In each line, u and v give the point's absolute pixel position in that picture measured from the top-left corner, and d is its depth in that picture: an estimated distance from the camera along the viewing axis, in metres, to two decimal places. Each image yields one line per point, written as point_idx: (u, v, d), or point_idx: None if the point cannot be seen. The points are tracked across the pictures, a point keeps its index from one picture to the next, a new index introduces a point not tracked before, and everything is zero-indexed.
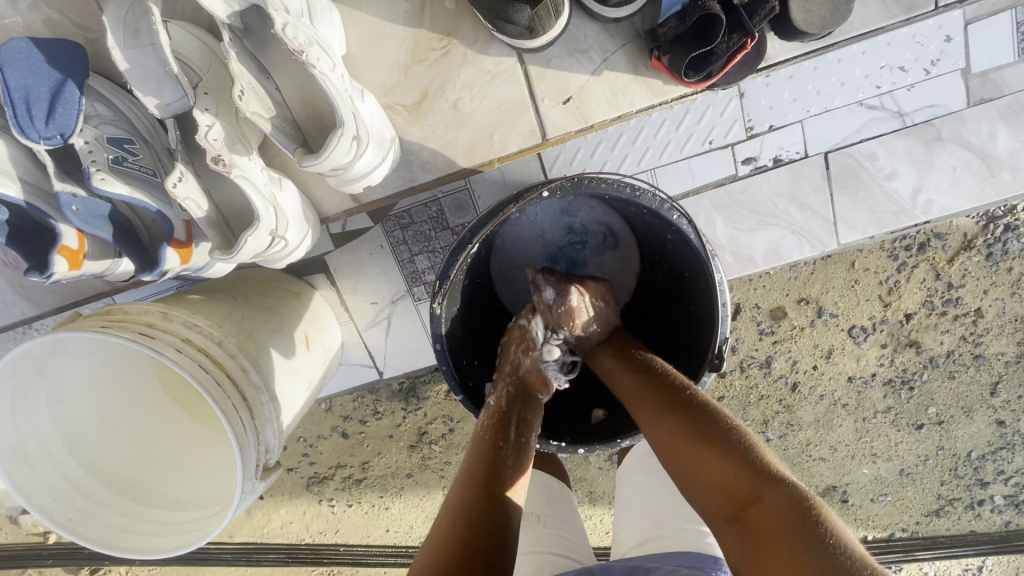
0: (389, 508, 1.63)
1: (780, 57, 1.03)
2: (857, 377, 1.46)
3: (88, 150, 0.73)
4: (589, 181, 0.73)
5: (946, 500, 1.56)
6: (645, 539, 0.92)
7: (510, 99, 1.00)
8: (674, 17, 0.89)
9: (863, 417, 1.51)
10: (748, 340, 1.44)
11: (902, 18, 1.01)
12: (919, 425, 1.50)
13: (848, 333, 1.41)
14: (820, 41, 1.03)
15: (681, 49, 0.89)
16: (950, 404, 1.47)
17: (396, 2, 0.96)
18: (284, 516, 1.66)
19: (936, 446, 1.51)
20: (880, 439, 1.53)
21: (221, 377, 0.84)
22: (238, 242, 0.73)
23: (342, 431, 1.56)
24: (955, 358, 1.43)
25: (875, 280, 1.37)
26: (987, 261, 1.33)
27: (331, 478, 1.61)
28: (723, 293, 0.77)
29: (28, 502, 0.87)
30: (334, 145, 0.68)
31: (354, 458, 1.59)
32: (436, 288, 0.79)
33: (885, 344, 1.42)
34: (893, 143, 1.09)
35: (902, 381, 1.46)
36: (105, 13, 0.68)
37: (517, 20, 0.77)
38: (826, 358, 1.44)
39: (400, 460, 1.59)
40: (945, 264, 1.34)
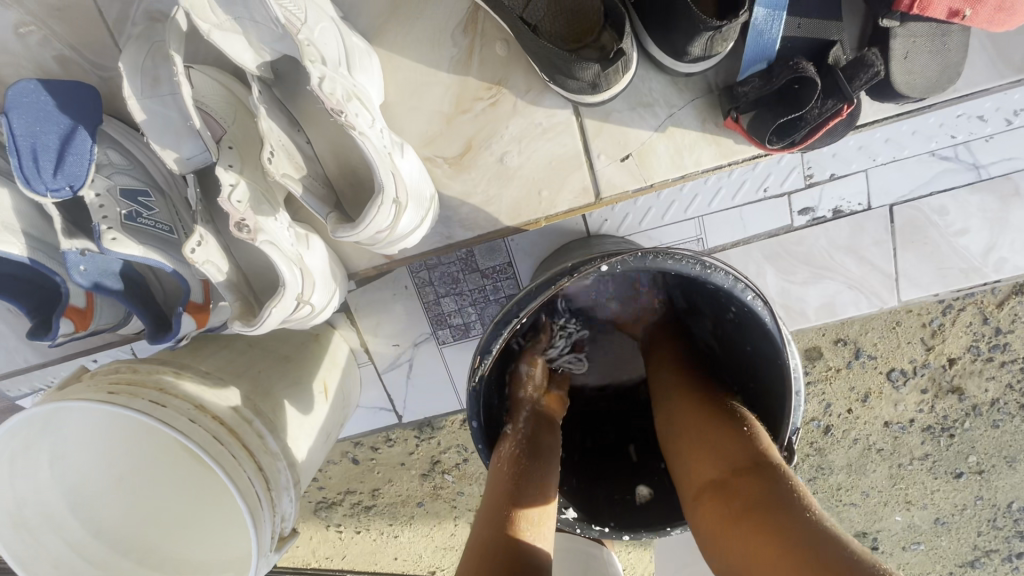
0: (398, 536, 1.56)
1: (868, 117, 0.95)
2: (894, 422, 1.38)
3: (99, 205, 0.66)
4: (654, 256, 0.65)
5: (982, 551, 1.48)
6: None
7: (562, 154, 0.90)
8: (757, 76, 0.79)
9: (898, 463, 1.42)
10: None
11: (1011, 79, 0.92)
12: (958, 473, 1.41)
13: (887, 376, 1.32)
14: (915, 103, 0.94)
15: (766, 113, 0.80)
16: (993, 454, 1.38)
17: (440, 48, 0.87)
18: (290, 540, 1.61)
19: (974, 495, 1.42)
20: (916, 486, 1.44)
21: (237, 448, 0.77)
22: (261, 312, 0.66)
23: (353, 457, 1.49)
24: (999, 408, 1.33)
25: (918, 323, 1.27)
26: None
27: (339, 503, 1.54)
28: (797, 380, 0.69)
29: (26, 572, 0.81)
30: (373, 216, 0.61)
31: (364, 484, 1.52)
32: (475, 363, 0.71)
33: (925, 389, 1.33)
34: (964, 197, 1.00)
35: (941, 428, 1.37)
36: (122, 59, 0.61)
37: (580, 76, 0.68)
38: (864, 402, 1.36)
39: (411, 489, 1.51)
40: (993, 309, 1.24)
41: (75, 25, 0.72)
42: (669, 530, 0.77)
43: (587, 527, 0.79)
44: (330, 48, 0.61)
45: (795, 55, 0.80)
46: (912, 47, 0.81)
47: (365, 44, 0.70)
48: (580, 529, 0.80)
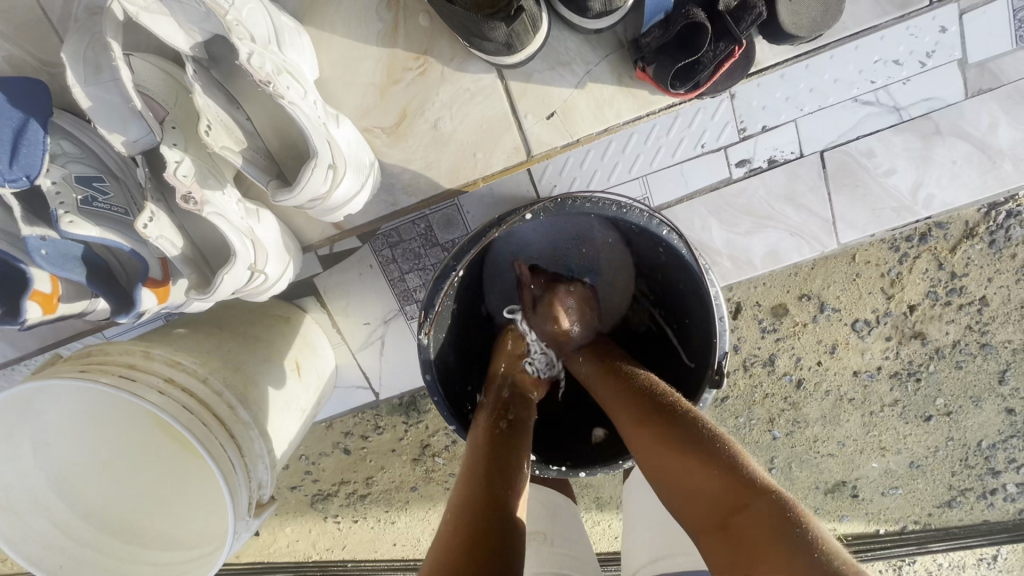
0: (395, 522, 1.61)
1: (768, 60, 1.01)
2: (862, 371, 1.44)
3: (55, 192, 0.70)
4: (573, 202, 0.70)
5: (958, 491, 1.54)
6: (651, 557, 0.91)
7: (492, 115, 0.97)
8: (656, 27, 0.85)
9: (871, 412, 1.48)
10: (750, 338, 1.41)
11: (895, 15, 0.98)
12: (927, 416, 1.47)
13: (852, 328, 1.39)
14: (814, 43, 1.00)
15: (666, 60, 0.85)
16: (958, 394, 1.45)
17: (369, 23, 0.92)
18: (290, 534, 1.65)
19: (946, 437, 1.49)
20: (888, 432, 1.50)
21: (208, 416, 0.81)
22: (215, 280, 0.71)
23: (344, 447, 1.54)
24: (961, 348, 1.40)
25: (876, 273, 1.34)
26: (990, 248, 1.30)
27: (335, 494, 1.60)
28: (719, 306, 0.75)
29: (16, 552, 0.86)
30: (308, 177, 0.66)
31: (358, 473, 1.57)
32: (422, 318, 0.77)
33: (889, 337, 1.39)
34: (891, 139, 1.05)
35: (908, 373, 1.43)
36: (64, 49, 0.65)
37: (493, 37, 0.73)
38: (831, 353, 1.42)
39: (404, 473, 1.57)
40: (947, 254, 1.31)
41: (24, 26, 0.76)
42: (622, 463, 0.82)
43: (545, 467, 0.84)
44: (259, 27, 0.65)
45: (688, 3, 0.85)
46: None
47: (296, 24, 0.74)
48: (540, 470, 0.84)
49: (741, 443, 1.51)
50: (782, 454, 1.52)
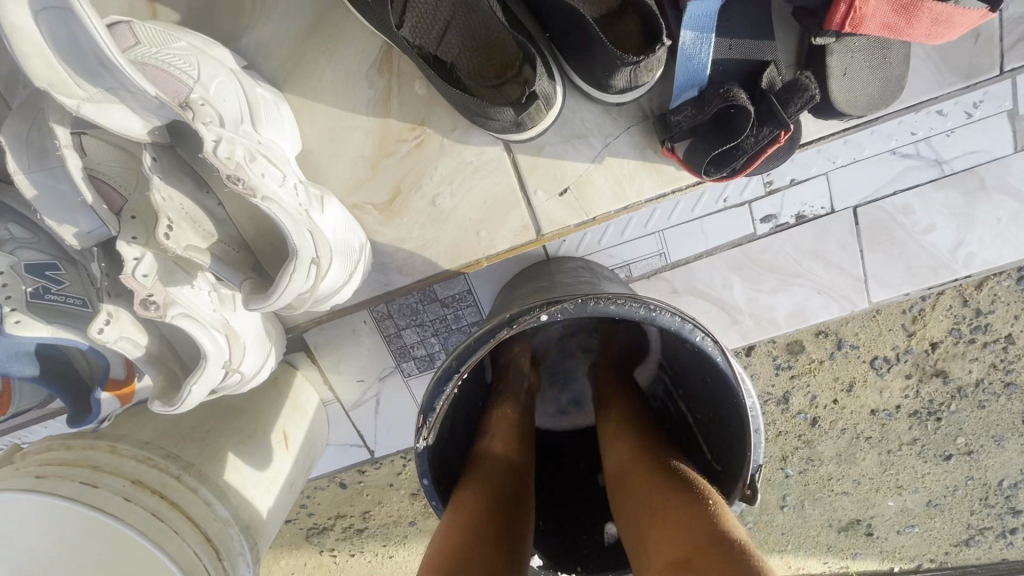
0: (393, 556, 1.55)
1: (812, 135, 0.92)
2: (880, 410, 1.36)
3: (1, 283, 0.62)
4: (596, 301, 0.61)
5: (977, 529, 1.47)
6: None
7: (495, 194, 0.85)
8: (689, 104, 0.74)
9: (888, 450, 1.40)
10: (764, 375, 1.32)
11: (959, 85, 0.89)
12: (946, 455, 1.39)
13: (870, 364, 1.30)
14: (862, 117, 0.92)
15: (701, 142, 0.76)
16: (979, 433, 1.36)
17: (358, 88, 0.81)
18: (286, 568, 1.59)
19: (965, 476, 1.41)
20: (906, 470, 1.42)
21: (179, 519, 0.72)
22: (182, 389, 0.62)
23: (339, 478, 1.45)
24: (984, 387, 1.31)
25: (898, 310, 1.25)
26: (1018, 284, 1.21)
27: (331, 528, 1.53)
28: (756, 419, 0.65)
29: None
30: (286, 285, 0.58)
31: (355, 507, 1.49)
32: (419, 423, 0.66)
33: (909, 374, 1.31)
34: (931, 195, 0.96)
35: (928, 412, 1.35)
36: (1, 130, 0.55)
37: (498, 118, 0.65)
38: (848, 391, 1.34)
39: (403, 508, 1.50)
40: (972, 290, 1.22)
41: None
42: None
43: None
44: (229, 106, 0.57)
45: (727, 78, 0.76)
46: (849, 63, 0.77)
47: (274, 94, 0.64)
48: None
49: None
50: (795, 492, 1.46)
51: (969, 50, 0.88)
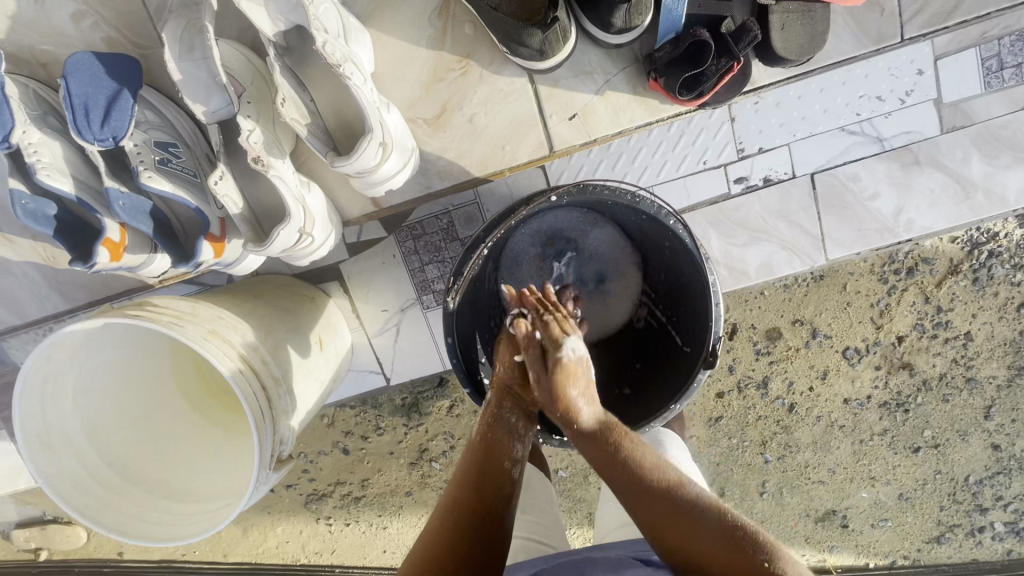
0: (387, 527, 1.72)
1: (765, 80, 1.12)
2: (852, 399, 1.50)
3: (137, 152, 0.81)
4: (592, 188, 0.81)
5: (946, 526, 1.57)
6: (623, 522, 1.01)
7: (522, 114, 1.10)
8: (668, 44, 0.98)
9: (861, 440, 1.53)
10: (745, 360, 1.47)
11: (871, 48, 1.10)
12: (916, 448, 1.52)
13: (843, 355, 1.46)
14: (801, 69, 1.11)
15: (676, 72, 0.97)
16: (945, 427, 1.50)
17: (420, 24, 1.06)
18: (281, 534, 1.75)
19: (934, 469, 1.53)
20: (878, 462, 1.55)
21: (243, 363, 0.89)
22: (269, 237, 0.80)
23: (344, 447, 1.65)
24: (947, 381, 1.47)
25: (866, 304, 1.42)
26: (974, 285, 1.39)
27: (330, 495, 1.70)
28: (714, 292, 0.84)
29: (50, 487, 0.93)
30: (363, 150, 0.76)
31: (354, 475, 1.68)
32: (451, 284, 0.88)
33: (878, 365, 1.46)
34: (874, 167, 1.16)
35: (896, 404, 1.50)
36: (164, 31, 0.77)
37: (529, 43, 0.88)
38: (822, 379, 1.48)
39: (400, 477, 1.68)
40: (933, 288, 1.40)
41: (122, 13, 0.88)
42: None
43: (548, 436, 0.91)
44: (331, 23, 0.77)
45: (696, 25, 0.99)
46: (787, 19, 1.00)
47: (359, 24, 0.86)
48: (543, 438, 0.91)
49: (733, 463, 1.55)
50: (774, 479, 1.55)
51: (876, 20, 1.09)
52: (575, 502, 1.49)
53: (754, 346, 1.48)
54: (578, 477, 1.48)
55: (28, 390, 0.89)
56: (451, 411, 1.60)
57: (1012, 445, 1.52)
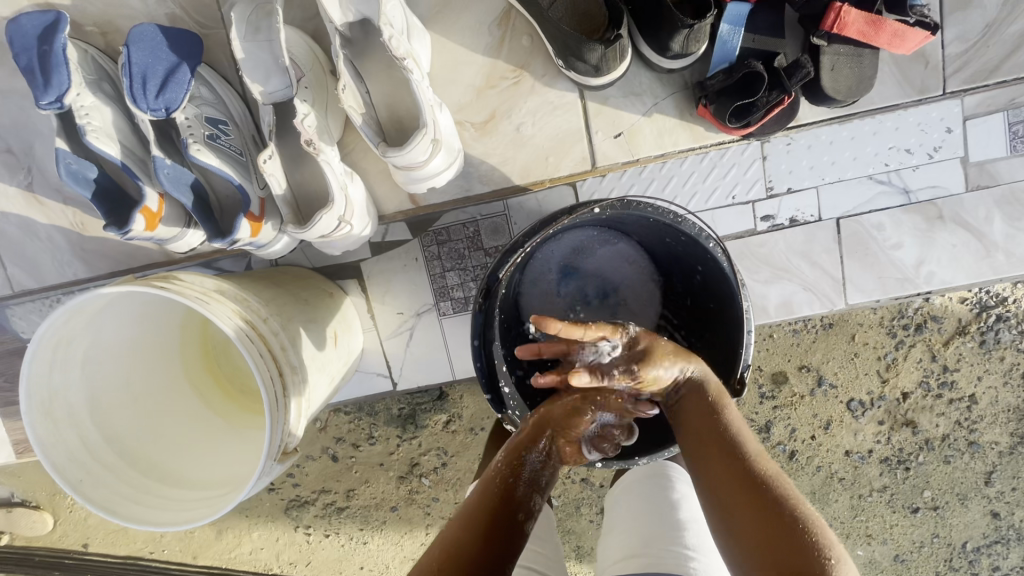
0: (367, 543, 1.67)
1: (806, 118, 1.14)
2: (854, 452, 1.48)
3: (188, 125, 0.81)
4: (637, 205, 0.81)
5: None
6: (624, 555, 0.83)
7: (569, 128, 1.12)
8: (721, 73, 1.01)
9: (860, 494, 1.50)
10: (750, 402, 1.46)
11: (914, 98, 1.13)
12: (914, 508, 1.50)
13: (847, 406, 1.45)
14: (833, 122, 1.15)
15: (726, 100, 1.00)
16: (946, 490, 1.48)
17: (479, 33, 1.08)
18: (254, 541, 1.69)
19: (932, 533, 1.50)
20: (876, 519, 1.51)
21: (264, 349, 0.87)
22: (311, 220, 0.80)
23: (332, 453, 1.61)
24: (950, 443, 1.46)
25: (874, 356, 1.42)
26: (981, 347, 1.40)
27: (312, 503, 1.65)
28: (748, 321, 0.83)
29: (45, 458, 0.88)
30: (415, 144, 0.77)
31: (340, 483, 1.63)
32: (485, 286, 0.87)
33: (882, 421, 1.45)
34: (900, 217, 1.18)
35: (898, 461, 1.48)
36: (233, 10, 0.78)
37: (588, 58, 0.92)
38: (825, 430, 1.47)
39: (386, 491, 1.63)
40: (940, 346, 1.40)
41: None
42: (637, 460, 0.88)
43: None
44: (397, 19, 0.79)
45: (750, 58, 1.02)
46: (836, 61, 1.02)
47: (420, 25, 0.88)
48: None
49: None
50: None
51: (921, 73, 1.12)
52: (565, 533, 1.45)
53: (760, 388, 1.47)
54: (569, 507, 1.44)
55: (39, 352, 0.86)
56: (447, 428, 1.57)
57: (1012, 515, 1.49)
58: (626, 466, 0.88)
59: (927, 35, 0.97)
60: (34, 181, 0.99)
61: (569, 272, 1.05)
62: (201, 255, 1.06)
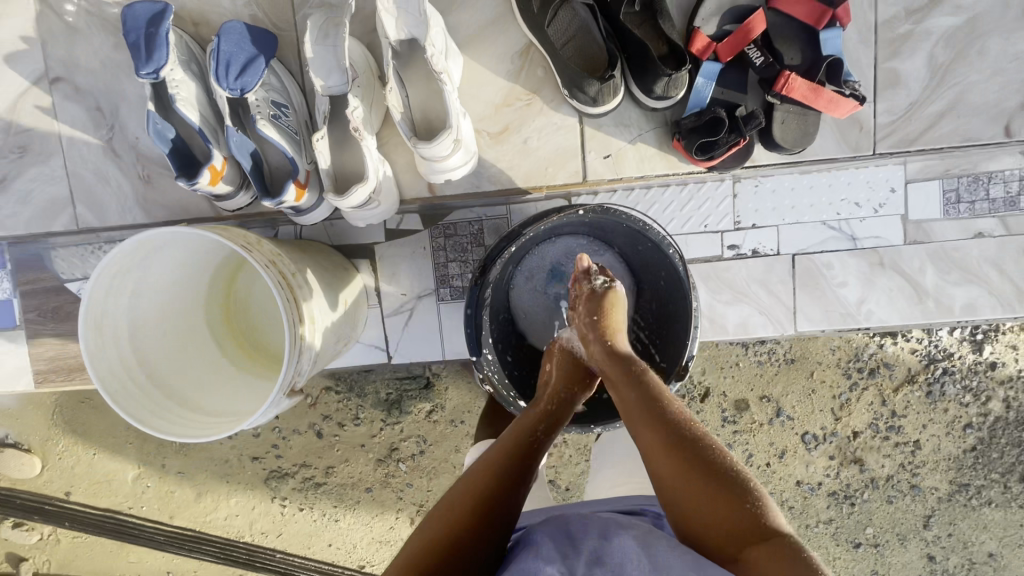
0: (339, 521, 1.80)
1: (773, 167, 1.33)
2: (805, 482, 1.61)
3: (257, 105, 0.99)
4: (613, 211, 0.99)
5: None
6: (616, 484, 1.14)
7: (566, 146, 1.30)
8: (692, 114, 1.21)
9: (806, 524, 1.63)
10: (712, 424, 1.60)
11: (847, 154, 1.32)
12: (856, 543, 1.63)
13: (801, 438, 1.59)
14: (796, 172, 1.34)
15: (694, 137, 1.19)
16: (886, 528, 1.62)
17: (503, 61, 1.27)
18: (231, 507, 1.82)
19: (871, 568, 1.64)
20: (820, 550, 1.64)
21: (290, 295, 1.03)
22: (349, 191, 0.97)
23: (318, 430, 1.75)
24: (893, 483, 1.60)
25: (829, 394, 1.57)
26: (927, 397, 1.56)
27: (292, 476, 1.78)
28: (696, 318, 0.99)
29: (91, 368, 1.02)
30: (442, 140, 0.95)
31: (320, 461, 1.77)
32: (484, 266, 1.06)
33: (832, 455, 1.60)
34: (847, 259, 1.37)
35: (844, 495, 1.61)
36: (310, 21, 0.98)
37: (587, 90, 1.14)
38: (780, 458, 1.61)
39: (364, 472, 1.77)
40: (890, 391, 1.56)
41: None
42: (591, 426, 1.04)
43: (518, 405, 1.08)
44: (439, 41, 0.98)
45: (718, 106, 1.23)
46: (786, 115, 1.21)
47: (455, 49, 1.08)
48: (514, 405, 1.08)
49: None
50: None
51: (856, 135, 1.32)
52: None
53: (723, 413, 1.61)
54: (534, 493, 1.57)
55: (102, 277, 1.01)
56: (430, 417, 1.71)
57: (947, 559, 1.63)
58: (582, 432, 1.04)
59: (858, 104, 1.18)
60: (115, 137, 1.16)
61: (557, 274, 1.21)
62: (243, 216, 1.23)
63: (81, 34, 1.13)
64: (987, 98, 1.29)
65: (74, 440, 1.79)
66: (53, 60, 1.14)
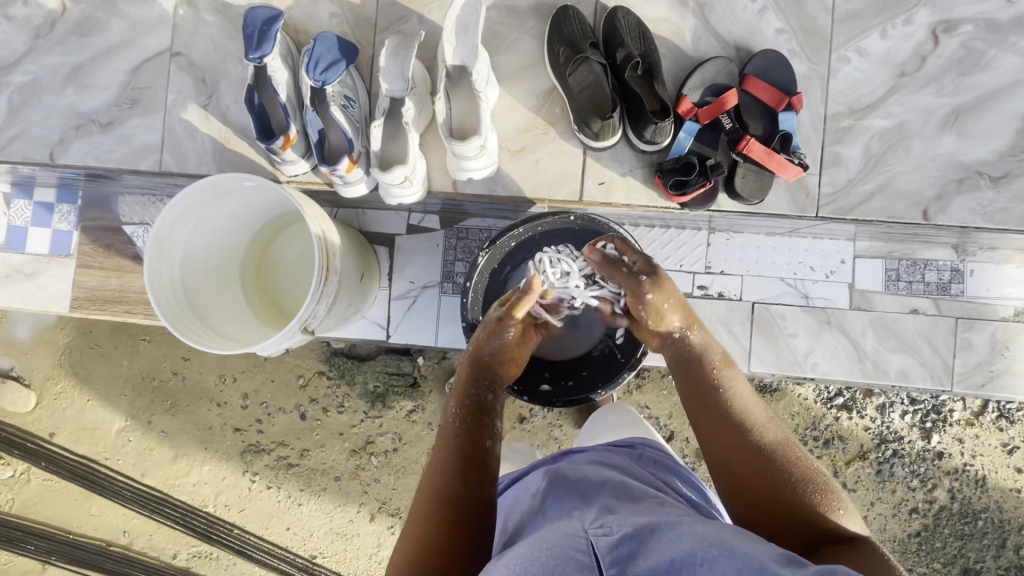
0: (301, 506, 1.89)
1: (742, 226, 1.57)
2: None
3: (333, 95, 1.26)
4: (596, 221, 1.27)
5: None
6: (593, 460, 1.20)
7: (567, 170, 1.49)
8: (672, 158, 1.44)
9: None
10: None
11: (795, 212, 1.48)
12: None
13: None
14: (760, 232, 1.57)
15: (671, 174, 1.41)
16: None
17: (531, 96, 1.49)
18: (202, 475, 1.92)
19: None
20: None
21: (323, 245, 1.24)
22: (391, 169, 1.21)
23: (302, 412, 1.88)
24: None
25: None
26: (876, 475, 1.69)
27: (268, 453, 1.89)
28: None
29: (148, 278, 1.21)
30: (472, 142, 1.19)
31: (297, 443, 1.88)
32: (486, 246, 1.28)
33: None
34: (799, 314, 1.56)
35: None
36: (388, 40, 1.26)
37: (591, 125, 1.38)
38: None
39: (336, 460, 1.87)
40: (842, 464, 1.70)
41: (361, 22, 1.40)
42: (556, 402, 1.26)
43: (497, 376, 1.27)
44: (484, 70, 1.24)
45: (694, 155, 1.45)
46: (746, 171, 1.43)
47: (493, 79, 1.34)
48: None
49: None
50: None
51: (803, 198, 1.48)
52: None
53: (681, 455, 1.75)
54: None
55: (176, 206, 1.23)
56: (409, 416, 1.84)
57: None
58: (547, 405, 1.26)
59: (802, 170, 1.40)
60: (210, 104, 1.43)
61: None
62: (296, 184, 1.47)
63: (204, 22, 1.43)
64: (911, 185, 1.45)
65: (74, 382, 1.94)
66: (178, 39, 1.44)
